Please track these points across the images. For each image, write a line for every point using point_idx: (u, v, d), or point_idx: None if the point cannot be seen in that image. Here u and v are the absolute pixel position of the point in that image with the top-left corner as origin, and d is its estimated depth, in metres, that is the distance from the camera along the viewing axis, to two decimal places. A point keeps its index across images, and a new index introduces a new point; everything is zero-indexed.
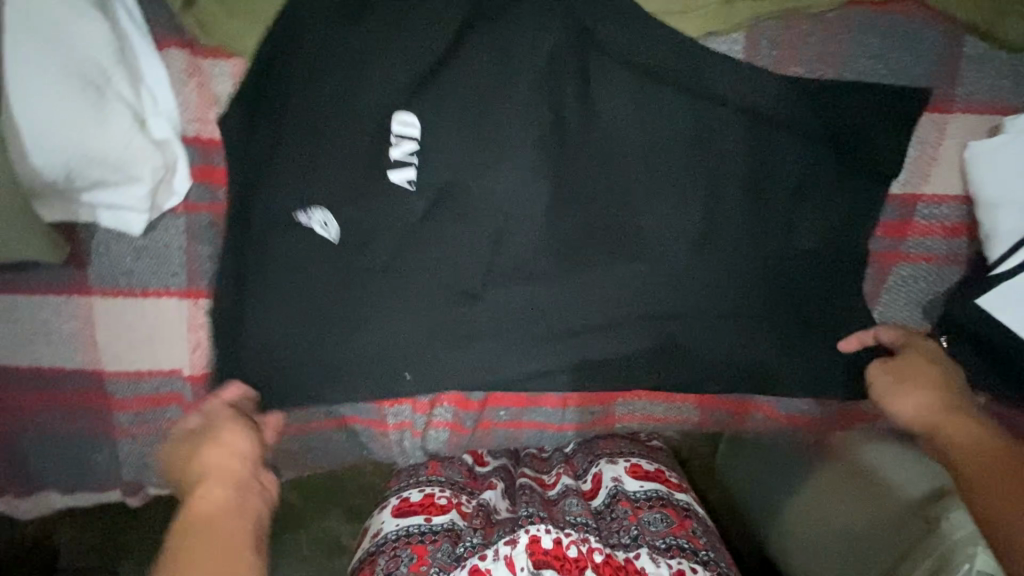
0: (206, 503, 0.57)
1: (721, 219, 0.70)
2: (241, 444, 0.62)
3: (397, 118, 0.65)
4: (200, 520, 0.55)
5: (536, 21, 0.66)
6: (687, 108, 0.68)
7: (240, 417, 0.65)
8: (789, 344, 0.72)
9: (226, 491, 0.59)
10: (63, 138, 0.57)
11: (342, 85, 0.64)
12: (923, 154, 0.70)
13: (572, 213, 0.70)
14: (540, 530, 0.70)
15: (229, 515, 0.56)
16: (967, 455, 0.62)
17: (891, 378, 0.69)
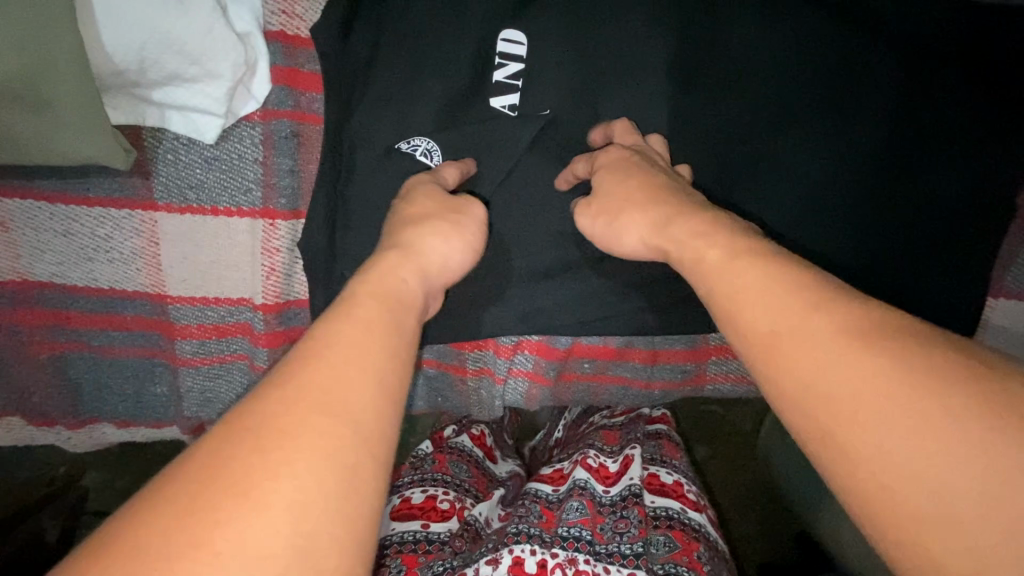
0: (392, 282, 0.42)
1: (858, 157, 0.62)
2: (442, 254, 0.47)
3: (501, 37, 0.59)
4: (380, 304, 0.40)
5: None
6: (827, 39, 0.61)
7: (472, 224, 0.50)
8: (919, 292, 0.64)
9: (414, 289, 0.43)
10: (138, 17, 0.50)
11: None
12: None
13: (694, 150, 0.62)
14: (525, 551, 0.64)
15: (405, 321, 0.40)
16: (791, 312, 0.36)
17: (646, 226, 0.49)
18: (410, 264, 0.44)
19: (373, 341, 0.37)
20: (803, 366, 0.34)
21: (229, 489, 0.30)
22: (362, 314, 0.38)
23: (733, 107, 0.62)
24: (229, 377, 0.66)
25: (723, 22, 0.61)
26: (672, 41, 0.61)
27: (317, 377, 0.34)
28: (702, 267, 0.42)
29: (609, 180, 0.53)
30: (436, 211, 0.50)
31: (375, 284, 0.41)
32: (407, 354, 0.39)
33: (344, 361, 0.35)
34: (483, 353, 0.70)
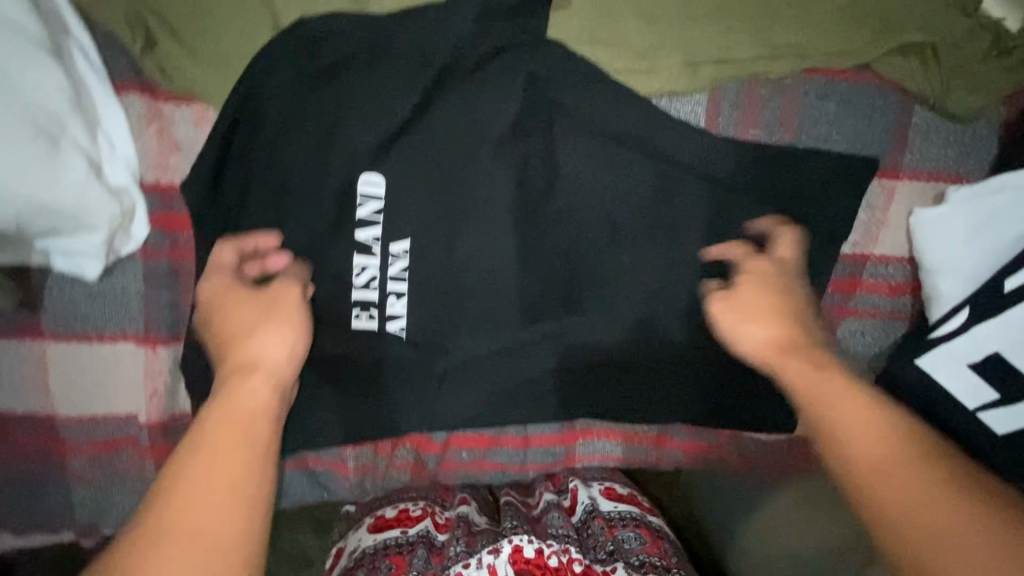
0: (241, 399, 0.53)
1: (679, 275, 0.72)
2: (281, 352, 0.58)
3: (363, 180, 0.67)
4: (234, 434, 0.50)
5: (509, 75, 0.67)
6: (650, 172, 0.70)
7: (293, 314, 0.60)
8: (734, 390, 0.78)
9: (265, 395, 0.54)
10: (10, 186, 0.54)
11: (317, 138, 0.65)
12: (872, 217, 0.72)
13: (542, 269, 0.73)
14: (523, 540, 0.70)
15: (258, 433, 0.51)
16: (811, 387, 0.57)
17: (760, 331, 0.63)
18: (257, 379, 0.55)
19: (241, 464, 0.49)
20: (847, 433, 0.53)
21: (147, 557, 0.42)
22: (225, 440, 0.50)
23: (572, 231, 0.72)
24: (121, 485, 0.70)
25: (560, 160, 0.70)
26: (513, 176, 0.70)
27: (189, 502, 0.45)
28: (750, 344, 0.63)
29: (740, 299, 0.65)
30: (261, 314, 0.59)
31: (237, 397, 0.53)
32: (264, 454, 0.51)
33: (212, 476, 0.47)
34: (366, 450, 0.78)
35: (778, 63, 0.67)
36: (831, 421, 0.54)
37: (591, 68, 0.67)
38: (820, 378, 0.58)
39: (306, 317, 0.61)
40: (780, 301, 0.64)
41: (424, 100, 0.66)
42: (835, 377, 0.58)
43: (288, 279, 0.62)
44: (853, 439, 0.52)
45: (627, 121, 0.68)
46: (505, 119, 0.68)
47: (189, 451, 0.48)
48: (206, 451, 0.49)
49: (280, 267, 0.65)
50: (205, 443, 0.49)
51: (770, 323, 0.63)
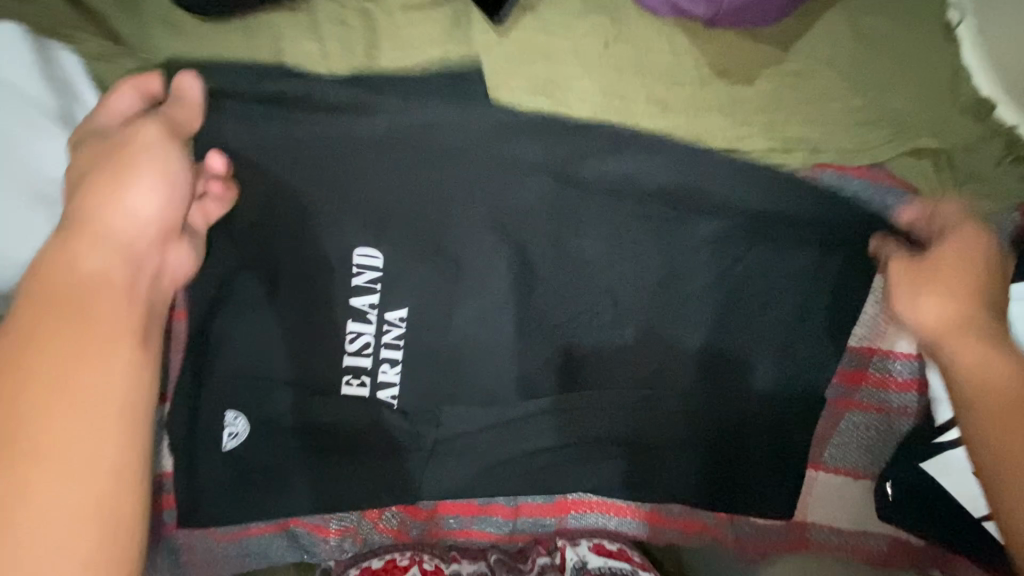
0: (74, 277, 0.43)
1: (679, 355, 0.72)
2: (151, 211, 0.49)
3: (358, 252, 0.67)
4: (68, 314, 0.41)
5: (519, 150, 0.67)
6: (657, 253, 0.69)
7: (160, 150, 0.51)
8: (736, 481, 0.75)
9: (108, 268, 0.45)
10: None
11: (331, 202, 0.66)
12: (880, 312, 0.71)
13: (543, 343, 0.71)
14: None
15: (112, 328, 0.42)
16: (982, 380, 0.48)
17: (945, 301, 0.54)
18: (89, 243, 0.45)
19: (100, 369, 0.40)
20: (983, 396, 0.47)
21: None
22: (48, 322, 0.40)
23: (572, 308, 0.71)
24: None
25: (566, 236, 0.69)
26: (519, 250, 0.69)
27: (16, 396, 0.37)
28: (921, 321, 0.54)
29: (908, 277, 0.57)
30: (123, 166, 0.49)
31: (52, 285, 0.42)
32: (130, 347, 0.42)
33: (44, 384, 0.38)
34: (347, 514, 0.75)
35: (782, 155, 0.68)
36: (970, 373, 0.49)
37: (599, 147, 0.68)
38: (998, 357, 0.49)
39: (176, 154, 0.52)
40: (970, 262, 0.55)
41: (435, 171, 0.67)
42: (981, 334, 0.51)
43: (154, 118, 0.54)
44: (983, 413, 0.46)
45: (628, 205, 0.68)
46: (514, 194, 0.68)
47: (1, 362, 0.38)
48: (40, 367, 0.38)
49: (194, 114, 0.59)
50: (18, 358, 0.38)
51: (968, 294, 0.53)
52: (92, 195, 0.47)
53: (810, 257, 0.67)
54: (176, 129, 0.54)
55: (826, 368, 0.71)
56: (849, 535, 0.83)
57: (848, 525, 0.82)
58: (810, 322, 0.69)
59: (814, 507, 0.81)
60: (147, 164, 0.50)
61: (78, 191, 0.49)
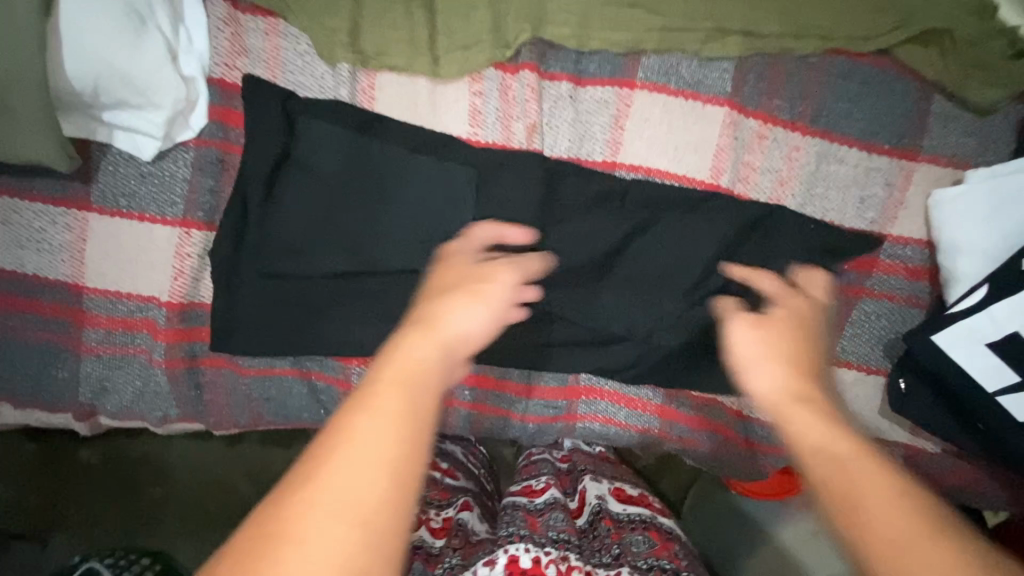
0: (452, 343, 0.49)
1: (699, 231, 0.73)
2: (467, 340, 0.50)
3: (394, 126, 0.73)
4: (399, 415, 0.42)
5: (559, 20, 0.71)
6: (680, 128, 0.73)
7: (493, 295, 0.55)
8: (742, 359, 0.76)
9: (438, 362, 0.47)
10: (98, 55, 0.61)
11: (371, 51, 0.70)
12: (890, 196, 0.74)
13: (573, 210, 0.74)
14: (519, 549, 0.67)
15: (431, 395, 0.44)
16: (816, 446, 0.48)
17: (779, 374, 0.54)
18: (443, 320, 0.50)
19: (392, 430, 0.41)
20: (823, 469, 0.46)
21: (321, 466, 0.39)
22: (401, 395, 0.43)
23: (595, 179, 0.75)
24: (129, 369, 0.72)
25: (597, 109, 0.74)
26: (552, 119, 0.74)
27: (370, 438, 0.40)
28: (764, 397, 0.54)
29: (757, 351, 0.57)
30: (465, 280, 0.55)
31: (401, 364, 0.45)
32: (430, 429, 0.43)
33: (375, 462, 0.39)
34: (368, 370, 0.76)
35: (807, 40, 0.71)
36: (799, 449, 0.48)
37: (637, 23, 0.71)
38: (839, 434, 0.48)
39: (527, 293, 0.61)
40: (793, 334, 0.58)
41: (480, 37, 0.71)
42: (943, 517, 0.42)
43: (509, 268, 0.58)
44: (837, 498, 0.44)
45: (654, 80, 0.73)
46: (549, 66, 0.74)
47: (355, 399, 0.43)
48: (380, 414, 0.41)
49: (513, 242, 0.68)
50: (371, 396, 0.42)
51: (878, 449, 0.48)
52: (474, 275, 0.56)
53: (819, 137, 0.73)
54: (520, 288, 0.58)
55: (825, 248, 0.74)
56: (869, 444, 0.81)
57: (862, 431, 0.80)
58: (813, 206, 0.75)
59: None
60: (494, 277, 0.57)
61: (471, 257, 0.61)
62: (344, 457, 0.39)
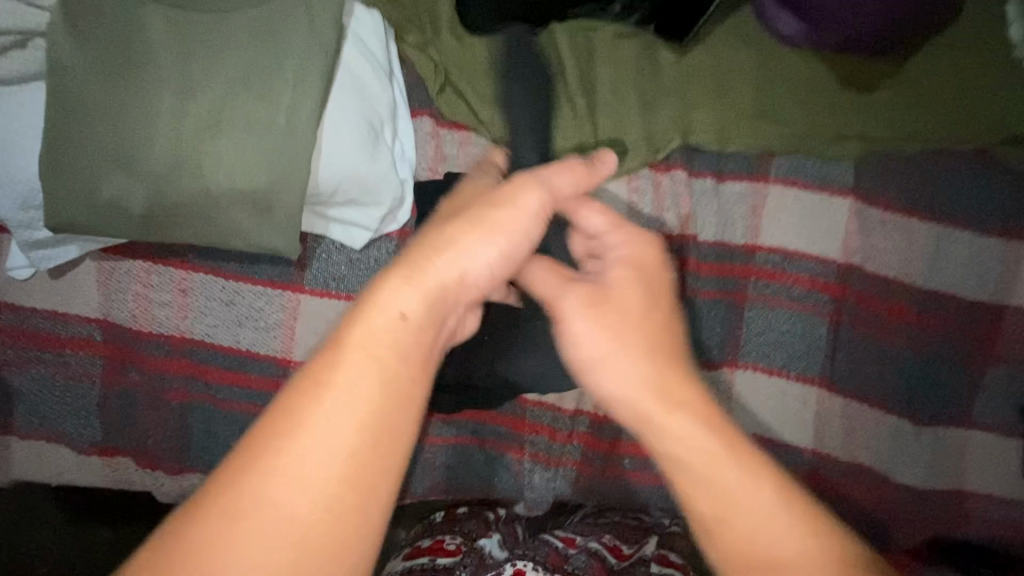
0: (392, 325, 0.45)
1: (830, 305, 0.84)
2: (462, 275, 0.49)
3: None
4: (367, 400, 0.43)
5: (705, 130, 0.84)
6: (810, 215, 0.85)
7: (513, 227, 0.52)
8: (877, 419, 0.84)
9: (416, 325, 0.46)
10: (343, 162, 0.72)
11: (548, 155, 0.83)
12: (1006, 270, 0.83)
13: (716, 287, 0.85)
14: (527, 565, 0.70)
15: (409, 374, 0.45)
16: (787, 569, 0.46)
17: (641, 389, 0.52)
18: (413, 282, 0.47)
19: (350, 429, 0.42)
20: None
21: (272, 450, 0.41)
22: (360, 374, 0.43)
23: (740, 259, 0.85)
24: None
25: (736, 200, 0.85)
26: (698, 210, 0.85)
27: (332, 428, 0.41)
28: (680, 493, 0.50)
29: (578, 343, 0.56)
30: (475, 209, 0.52)
31: (371, 334, 0.44)
32: (406, 425, 0.44)
33: (329, 450, 0.41)
34: (538, 438, 0.81)
35: (916, 142, 0.84)
36: None
37: (770, 132, 0.84)
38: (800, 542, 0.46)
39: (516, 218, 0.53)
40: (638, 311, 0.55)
41: (637, 145, 0.84)
42: (689, 409, 0.51)
43: (542, 193, 0.54)
44: None
45: (785, 176, 0.85)
46: (694, 166, 0.86)
47: (317, 382, 0.42)
48: (342, 394, 0.42)
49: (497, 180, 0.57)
50: (329, 382, 0.43)
51: (637, 352, 0.53)
52: (488, 208, 0.52)
53: (936, 220, 0.84)
54: (549, 216, 0.55)
55: (949, 316, 0.83)
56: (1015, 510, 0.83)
57: (1010, 497, 0.83)
58: (935, 278, 0.83)
59: (970, 468, 0.83)
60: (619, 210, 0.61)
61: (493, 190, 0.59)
62: (306, 442, 0.41)
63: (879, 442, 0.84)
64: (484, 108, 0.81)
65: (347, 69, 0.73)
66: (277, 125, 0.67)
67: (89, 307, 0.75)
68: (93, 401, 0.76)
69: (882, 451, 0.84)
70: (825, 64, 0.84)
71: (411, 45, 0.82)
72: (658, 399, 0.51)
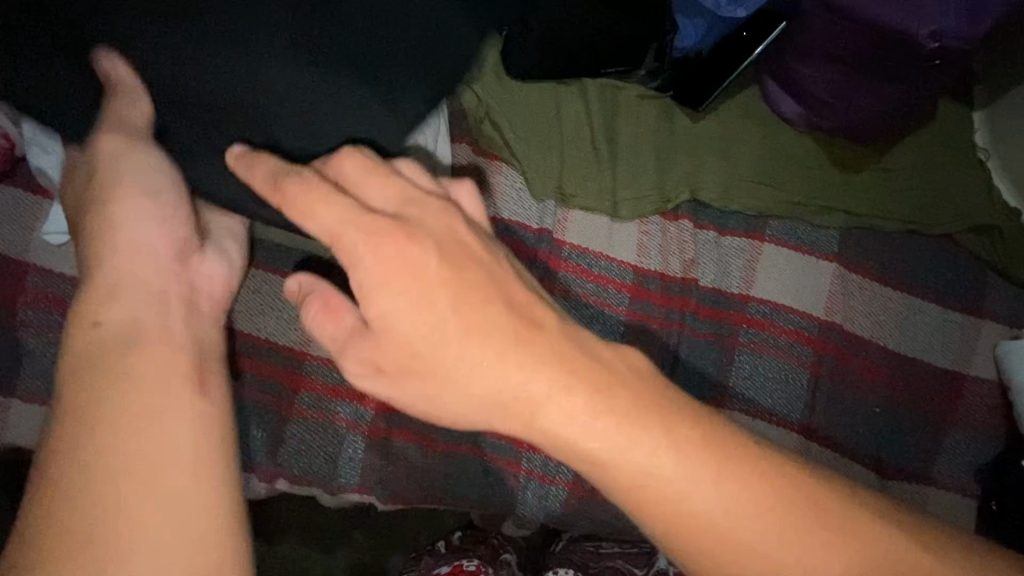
0: (128, 329, 0.53)
1: (811, 357, 0.92)
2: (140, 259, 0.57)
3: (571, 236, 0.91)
4: (143, 389, 0.50)
5: (712, 188, 0.94)
6: (798, 273, 0.93)
7: (116, 180, 0.57)
8: (850, 469, 0.90)
9: (162, 326, 0.55)
10: None
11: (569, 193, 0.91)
12: (964, 342, 0.93)
13: (711, 330, 0.92)
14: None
15: (176, 361, 0.53)
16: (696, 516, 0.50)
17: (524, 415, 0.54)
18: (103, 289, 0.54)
19: (145, 418, 0.48)
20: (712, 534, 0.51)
21: (75, 472, 0.46)
22: (126, 380, 0.50)
23: (734, 307, 0.93)
24: (327, 433, 0.80)
25: (735, 253, 0.94)
26: (701, 258, 0.93)
27: (124, 426, 0.48)
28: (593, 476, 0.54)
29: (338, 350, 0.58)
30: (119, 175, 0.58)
31: (117, 348, 0.51)
32: (191, 392, 0.52)
33: (132, 440, 0.47)
34: (535, 455, 0.84)
35: (893, 220, 0.94)
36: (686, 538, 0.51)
37: (767, 196, 0.94)
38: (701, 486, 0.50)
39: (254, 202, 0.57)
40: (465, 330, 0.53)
41: (651, 193, 0.92)
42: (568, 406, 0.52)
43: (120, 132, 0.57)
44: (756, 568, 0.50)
45: (779, 237, 0.94)
46: (700, 217, 0.95)
47: (84, 400, 0.48)
48: (119, 401, 0.49)
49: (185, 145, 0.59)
50: (99, 409, 0.48)
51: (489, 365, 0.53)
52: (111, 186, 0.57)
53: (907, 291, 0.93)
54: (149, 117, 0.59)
55: (914, 379, 0.92)
56: None
57: None
58: (904, 343, 0.92)
59: (931, 523, 0.89)
60: (342, 197, 0.52)
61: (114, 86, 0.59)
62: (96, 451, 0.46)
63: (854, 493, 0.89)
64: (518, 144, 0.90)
65: None
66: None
67: None
68: None
69: None
70: (817, 146, 0.96)
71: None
72: (539, 402, 0.53)
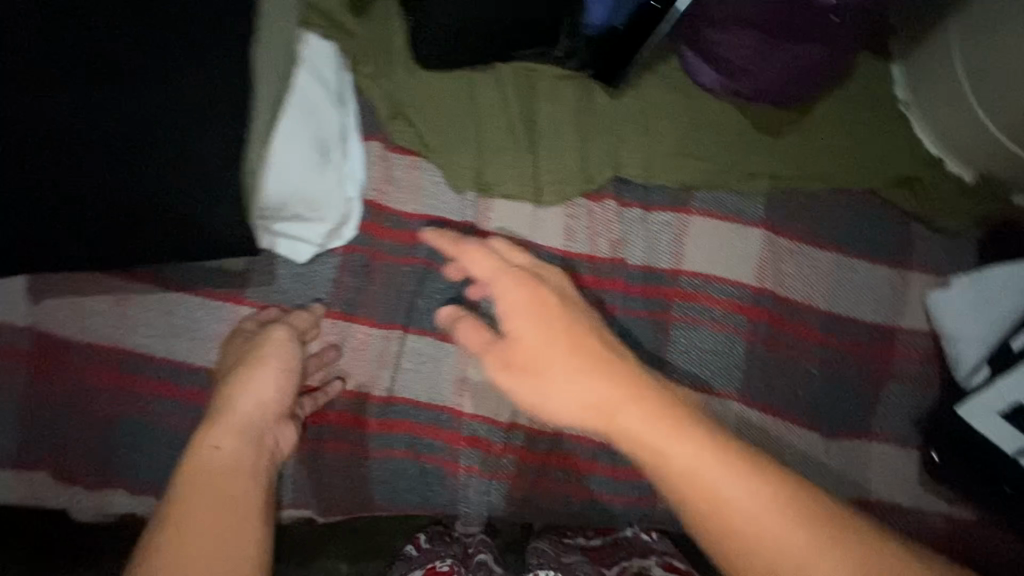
0: (210, 456, 0.62)
1: (745, 325, 0.92)
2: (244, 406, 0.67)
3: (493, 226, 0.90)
4: (222, 507, 0.58)
5: (633, 164, 0.92)
6: (726, 243, 0.93)
7: (268, 357, 0.71)
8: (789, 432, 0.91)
9: (230, 455, 0.63)
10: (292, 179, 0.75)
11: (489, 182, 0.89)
12: (896, 294, 0.93)
13: (643, 307, 0.91)
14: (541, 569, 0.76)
15: (244, 490, 0.60)
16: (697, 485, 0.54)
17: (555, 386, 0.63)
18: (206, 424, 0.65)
19: (208, 540, 0.55)
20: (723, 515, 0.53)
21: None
22: (204, 501, 0.58)
23: (666, 282, 0.92)
24: None
25: (663, 228, 0.93)
26: (628, 236, 0.92)
27: (186, 546, 0.55)
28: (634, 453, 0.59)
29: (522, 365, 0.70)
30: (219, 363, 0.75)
31: (207, 473, 0.60)
32: (252, 516, 0.59)
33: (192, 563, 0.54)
34: (473, 450, 0.83)
35: (817, 181, 0.94)
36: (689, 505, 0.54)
37: (690, 168, 0.93)
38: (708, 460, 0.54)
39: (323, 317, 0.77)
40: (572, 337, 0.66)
41: (572, 175, 0.90)
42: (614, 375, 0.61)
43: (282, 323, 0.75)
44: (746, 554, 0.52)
45: (706, 207, 0.94)
46: (625, 195, 0.93)
47: (165, 522, 0.56)
48: (189, 522, 0.56)
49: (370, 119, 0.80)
50: (173, 534, 0.55)
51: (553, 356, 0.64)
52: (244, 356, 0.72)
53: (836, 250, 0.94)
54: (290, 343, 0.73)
55: (849, 336, 0.92)
56: (912, 516, 0.90)
57: (908, 504, 0.91)
58: (837, 302, 0.93)
59: (873, 476, 0.91)
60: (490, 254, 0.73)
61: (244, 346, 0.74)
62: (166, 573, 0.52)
63: (792, 454, 0.90)
64: (431, 136, 0.87)
65: (297, 92, 0.78)
66: (213, 137, 0.70)
67: (20, 317, 0.76)
68: (14, 414, 0.76)
69: (796, 464, 0.90)
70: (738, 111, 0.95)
71: (364, 74, 0.86)
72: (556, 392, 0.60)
